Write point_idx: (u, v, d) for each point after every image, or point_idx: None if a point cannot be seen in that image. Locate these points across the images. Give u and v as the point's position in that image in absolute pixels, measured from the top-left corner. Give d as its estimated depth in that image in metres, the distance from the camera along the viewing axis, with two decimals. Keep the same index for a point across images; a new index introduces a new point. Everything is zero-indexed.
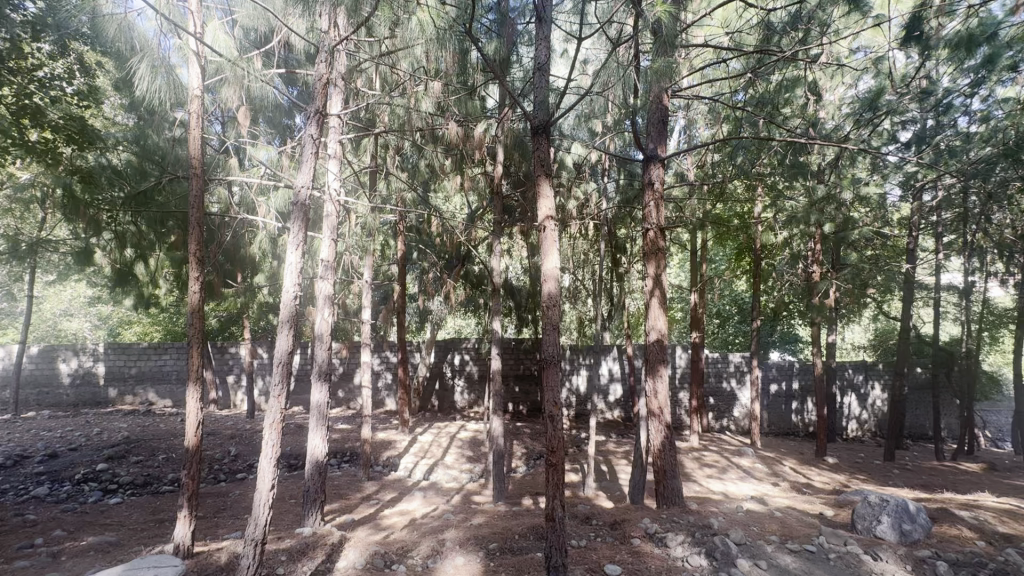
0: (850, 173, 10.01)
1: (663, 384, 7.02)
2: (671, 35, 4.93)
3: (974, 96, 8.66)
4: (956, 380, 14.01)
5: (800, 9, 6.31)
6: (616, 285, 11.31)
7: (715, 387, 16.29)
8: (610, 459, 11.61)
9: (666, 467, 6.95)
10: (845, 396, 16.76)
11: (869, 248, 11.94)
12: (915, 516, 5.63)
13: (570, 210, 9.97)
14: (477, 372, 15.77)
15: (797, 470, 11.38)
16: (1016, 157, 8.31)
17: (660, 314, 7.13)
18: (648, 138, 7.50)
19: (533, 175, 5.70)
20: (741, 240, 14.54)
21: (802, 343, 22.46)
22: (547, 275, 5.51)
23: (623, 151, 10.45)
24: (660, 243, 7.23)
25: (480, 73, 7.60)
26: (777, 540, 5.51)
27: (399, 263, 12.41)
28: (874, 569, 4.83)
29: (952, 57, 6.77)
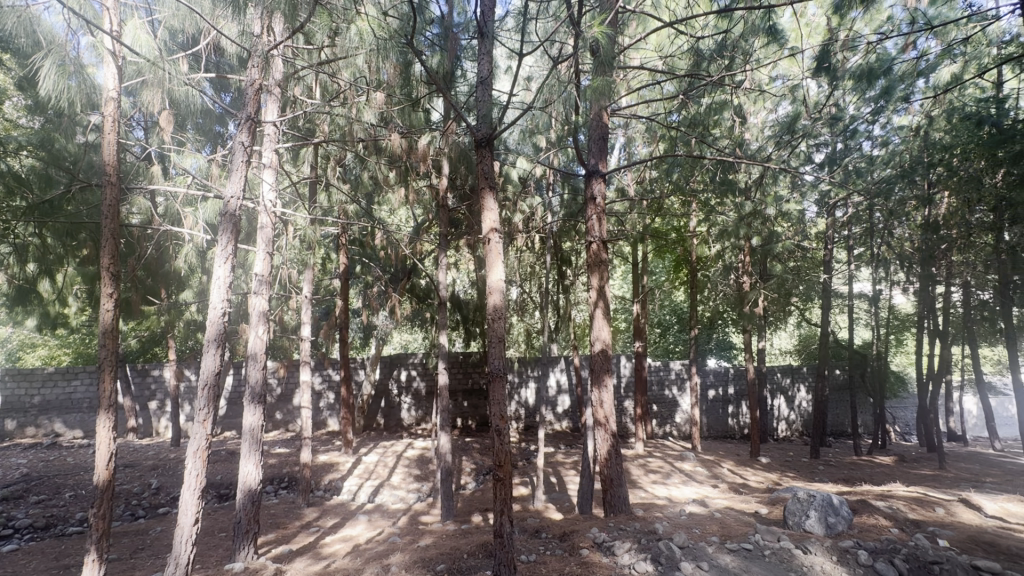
0: (773, 190, 10.80)
1: (608, 393, 7.15)
2: (608, 56, 5.09)
3: (876, 123, 9.58)
4: (868, 379, 15.31)
5: (725, 39, 6.88)
6: (562, 297, 11.56)
7: (658, 395, 16.85)
8: (559, 470, 11.68)
9: (613, 475, 7.06)
10: (775, 398, 17.87)
11: (792, 260, 12.89)
12: (838, 508, 6.04)
13: (515, 223, 10.12)
14: (425, 388, 15.41)
15: (734, 471, 11.94)
16: (912, 178, 9.65)
17: (604, 325, 7.32)
18: (590, 152, 7.70)
19: (478, 188, 5.74)
20: (678, 253, 15.25)
21: (736, 349, 23.79)
22: (491, 287, 5.50)
23: (566, 167, 10.70)
24: (603, 255, 7.41)
25: (424, 86, 7.51)
26: (717, 540, 5.71)
27: (341, 277, 11.98)
28: (804, 563, 5.09)
29: (856, 87, 7.50)
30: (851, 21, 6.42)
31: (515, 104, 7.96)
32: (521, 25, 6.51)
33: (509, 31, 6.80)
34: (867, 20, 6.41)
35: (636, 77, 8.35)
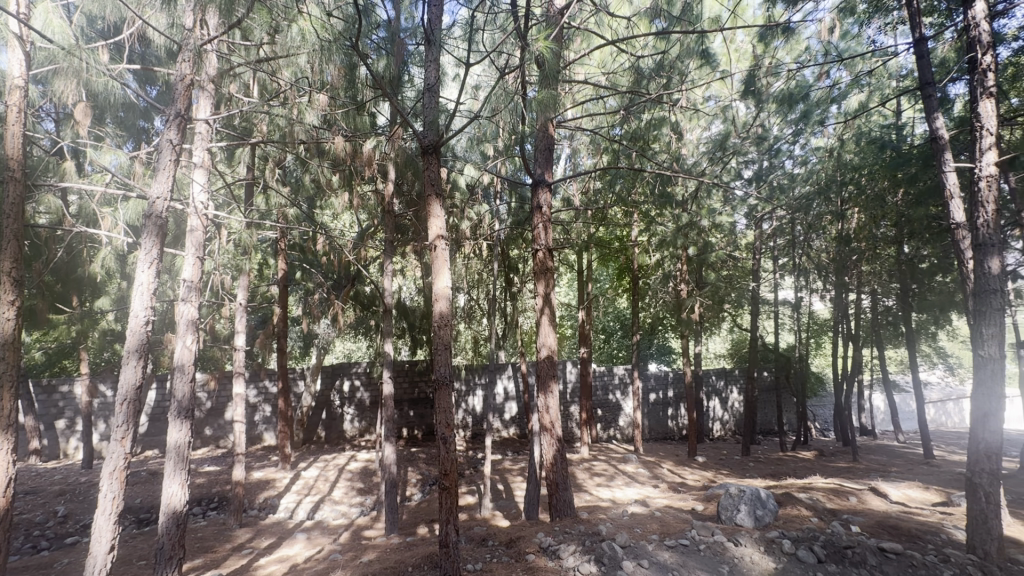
0: (707, 203, 11.46)
1: (554, 399, 7.26)
2: (553, 70, 5.24)
3: (796, 143, 10.44)
4: (792, 380, 16.46)
5: (664, 59, 7.23)
6: (510, 304, 11.64)
7: (602, 399, 17.28)
8: (506, 478, 11.69)
9: (558, 479, 7.18)
10: (710, 400, 18.84)
11: (725, 269, 13.72)
12: (765, 501, 6.45)
13: (463, 230, 10.13)
14: (369, 398, 14.94)
15: (673, 471, 12.45)
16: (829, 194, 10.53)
17: (550, 332, 7.43)
18: (536, 163, 7.85)
19: (424, 195, 5.71)
20: (621, 262, 15.79)
21: (675, 354, 24.88)
22: (438, 293, 5.48)
23: (513, 175, 10.86)
24: (549, 263, 7.55)
25: (369, 89, 7.40)
26: (657, 538, 5.93)
27: (280, 284, 11.44)
28: (735, 554, 5.40)
29: (779, 110, 8.14)
30: (774, 50, 6.99)
31: (461, 112, 8.00)
32: (470, 36, 6.58)
33: (457, 40, 6.84)
34: (788, 50, 6.99)
35: (581, 91, 8.59)
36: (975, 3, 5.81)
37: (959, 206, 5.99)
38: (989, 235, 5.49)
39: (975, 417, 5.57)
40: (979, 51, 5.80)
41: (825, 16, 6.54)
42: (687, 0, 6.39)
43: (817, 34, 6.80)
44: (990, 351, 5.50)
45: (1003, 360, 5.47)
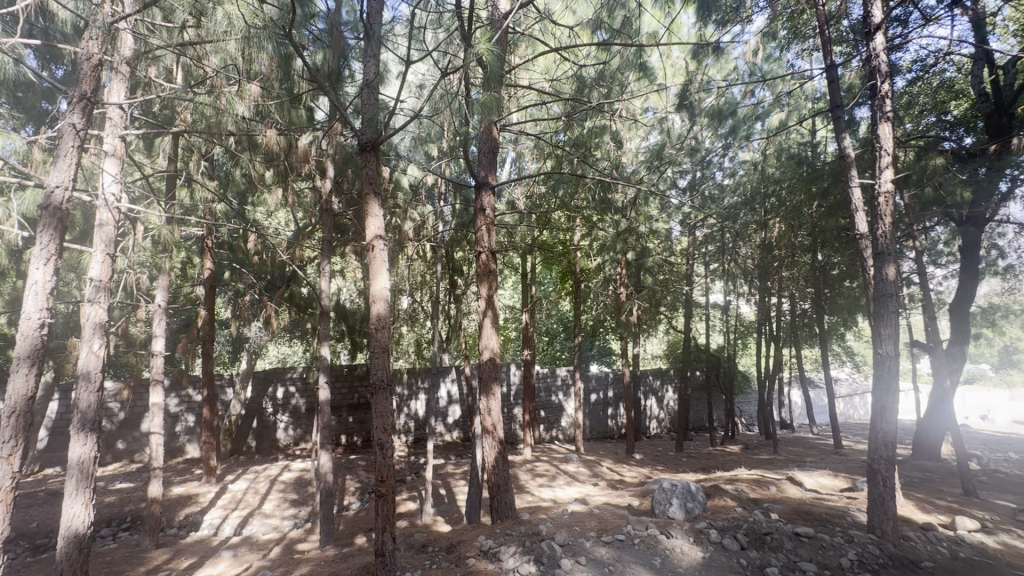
0: (645, 210, 11.94)
1: (496, 401, 7.25)
2: (497, 73, 5.25)
3: (726, 156, 11.09)
4: (722, 379, 17.45)
5: (605, 70, 7.44)
6: (453, 306, 11.51)
7: (545, 401, 17.49)
8: (449, 482, 11.55)
9: (499, 482, 7.18)
10: (648, 399, 19.59)
11: (662, 273, 14.32)
12: (695, 494, 6.79)
13: (406, 231, 9.73)
14: (304, 405, 14.21)
15: (612, 469, 12.82)
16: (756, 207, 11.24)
17: (493, 334, 7.42)
18: (480, 164, 7.81)
19: (362, 193, 5.69)
20: (564, 265, 16.08)
21: (615, 355, 25.66)
22: (375, 296, 5.42)
23: (457, 177, 10.85)
24: (491, 265, 7.54)
25: (306, 82, 7.10)
26: (594, 535, 6.07)
27: (205, 285, 10.69)
28: (667, 546, 5.63)
29: (710, 124, 8.62)
30: (706, 67, 7.41)
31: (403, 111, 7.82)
32: (413, 34, 6.47)
33: (400, 37, 6.71)
34: (718, 68, 7.43)
35: (525, 96, 8.67)
36: (875, 36, 6.42)
37: (863, 218, 6.59)
38: (887, 245, 6.10)
39: (875, 408, 6.13)
40: (879, 79, 6.44)
41: (751, 38, 7.03)
42: (627, 15, 6.65)
43: (744, 55, 7.27)
44: (887, 349, 6.09)
45: (898, 357, 6.08)
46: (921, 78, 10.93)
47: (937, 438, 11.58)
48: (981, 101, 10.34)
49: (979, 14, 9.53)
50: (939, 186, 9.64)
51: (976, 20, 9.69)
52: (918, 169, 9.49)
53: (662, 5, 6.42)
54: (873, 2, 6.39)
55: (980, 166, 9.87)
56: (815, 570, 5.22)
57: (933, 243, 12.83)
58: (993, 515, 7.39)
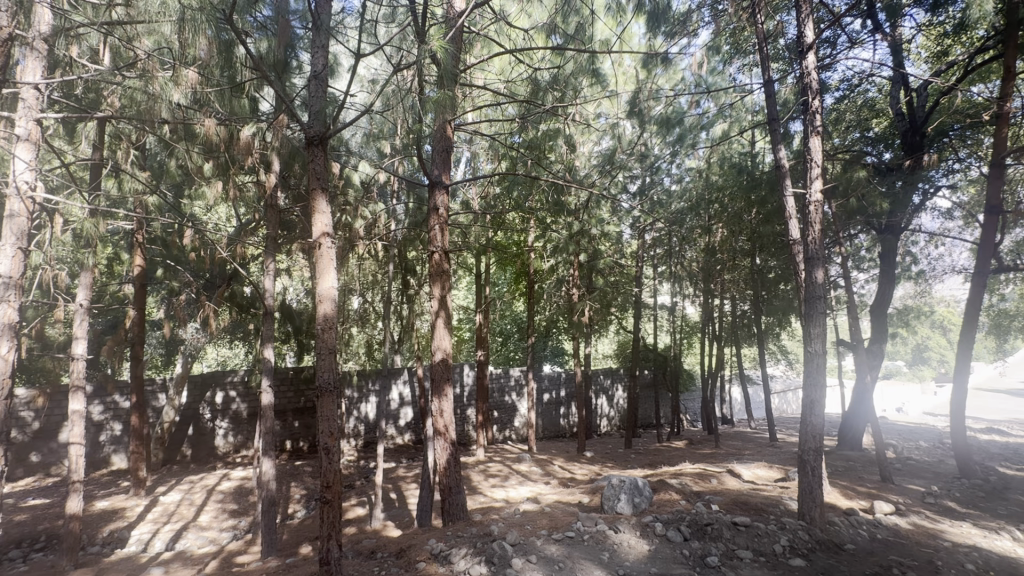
0: (597, 213, 12.21)
1: (448, 402, 7.18)
2: (450, 71, 5.20)
3: (673, 163, 11.56)
4: (668, 377, 18.11)
5: (559, 74, 7.53)
6: (406, 306, 11.30)
7: (498, 401, 17.51)
8: (399, 486, 11.33)
9: (451, 483, 7.12)
10: (599, 398, 20.05)
11: (612, 275, 14.72)
12: (642, 489, 7.01)
13: (357, 230, 9.47)
14: (246, 410, 13.54)
15: (564, 467, 13.02)
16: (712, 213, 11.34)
17: (445, 334, 7.34)
18: (433, 164, 7.71)
19: (309, 188, 5.51)
20: (518, 266, 16.17)
21: (567, 355, 26.11)
22: (322, 295, 5.31)
23: (411, 176, 10.72)
24: (444, 265, 7.45)
25: (250, 71, 6.75)
26: (545, 534, 6.14)
27: (135, 283, 9.96)
28: (615, 541, 5.78)
29: (659, 131, 8.93)
30: (655, 76, 7.69)
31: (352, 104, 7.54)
32: (365, 27, 6.29)
33: (350, 29, 6.52)
34: (666, 78, 7.71)
35: (480, 96, 8.67)
36: (808, 56, 6.87)
37: (796, 225, 7.03)
38: (817, 250, 6.53)
39: (806, 403, 6.56)
40: (810, 96, 6.90)
41: (696, 52, 7.40)
42: (581, 21, 6.81)
43: (690, 66, 7.60)
44: (816, 346, 6.52)
45: (826, 355, 6.53)
46: (847, 97, 11.81)
47: (859, 429, 12.53)
48: (898, 119, 11.28)
49: (896, 40, 10.40)
50: (862, 197, 10.44)
51: (894, 46, 10.58)
52: (844, 181, 10.24)
53: (613, 14, 6.56)
54: (805, 23, 6.82)
55: (897, 179, 10.78)
56: (751, 557, 5.52)
57: (857, 249, 13.89)
58: (905, 498, 8.08)
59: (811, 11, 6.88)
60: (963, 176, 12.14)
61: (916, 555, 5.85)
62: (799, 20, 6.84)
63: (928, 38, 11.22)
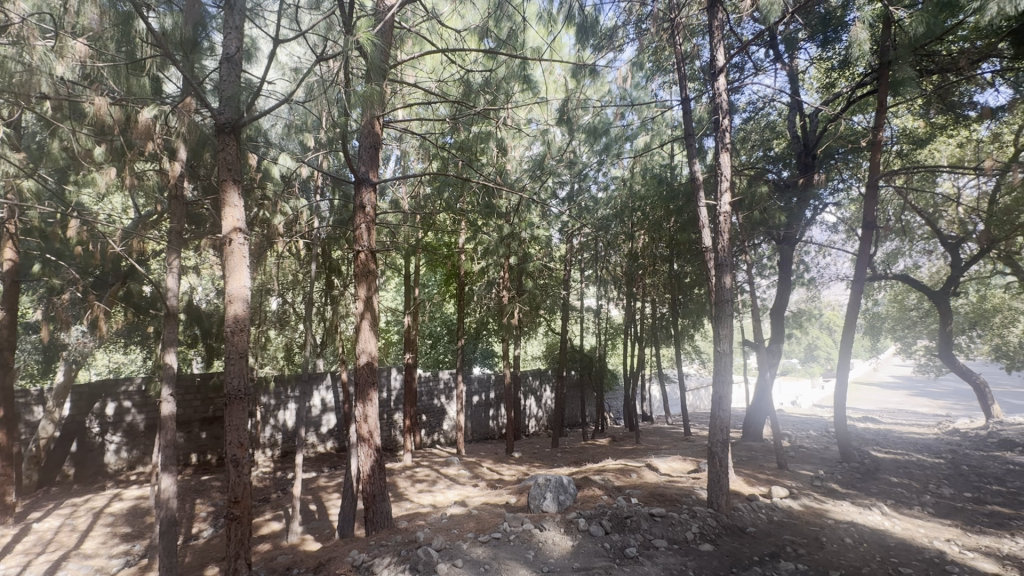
0: (527, 217, 12.43)
1: (373, 407, 6.93)
2: (379, 64, 5.05)
3: (599, 171, 12.03)
4: (593, 377, 18.76)
5: (491, 77, 7.58)
6: (329, 308, 10.78)
7: (427, 405, 17.17)
8: (320, 497, 10.77)
9: (375, 491, 6.89)
10: (528, 399, 20.32)
11: (541, 278, 15.02)
12: (566, 487, 7.22)
13: (276, 226, 9.01)
14: (143, 422, 12.21)
15: (492, 469, 13.08)
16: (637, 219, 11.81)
17: (371, 337, 7.07)
18: (360, 160, 7.42)
19: (219, 180, 5.37)
20: (448, 268, 16.02)
21: (497, 357, 26.24)
22: (233, 295, 5.18)
23: (337, 172, 10.32)
24: (371, 265, 7.18)
25: (152, 48, 6.13)
26: (471, 536, 6.11)
27: (5, 280, 8.66)
28: (541, 539, 5.89)
29: (586, 139, 9.24)
30: (584, 87, 7.97)
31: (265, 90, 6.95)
32: (284, 11, 5.91)
33: (270, 12, 6.14)
34: (594, 90, 8.00)
35: (411, 94, 8.47)
36: (719, 78, 7.42)
37: (708, 234, 7.56)
38: (725, 257, 7.08)
39: (714, 399, 7.08)
40: (721, 115, 7.48)
41: (622, 67, 7.81)
42: (513, 27, 6.88)
43: (617, 79, 7.96)
44: (725, 346, 7.07)
45: (732, 354, 7.09)
46: (753, 118, 12.93)
47: (761, 422, 13.71)
48: (794, 142, 12.53)
49: (794, 70, 11.54)
50: (764, 210, 11.48)
51: (792, 74, 11.73)
52: (750, 195, 11.20)
53: (545, 22, 6.72)
54: (717, 48, 7.37)
55: (793, 195, 11.95)
56: (666, 545, 5.86)
57: (760, 257, 15.25)
58: (798, 482, 8.97)
59: (722, 37, 7.45)
60: (845, 194, 13.75)
61: (806, 533, 6.51)
62: (711, 44, 7.38)
63: (820, 70, 12.59)
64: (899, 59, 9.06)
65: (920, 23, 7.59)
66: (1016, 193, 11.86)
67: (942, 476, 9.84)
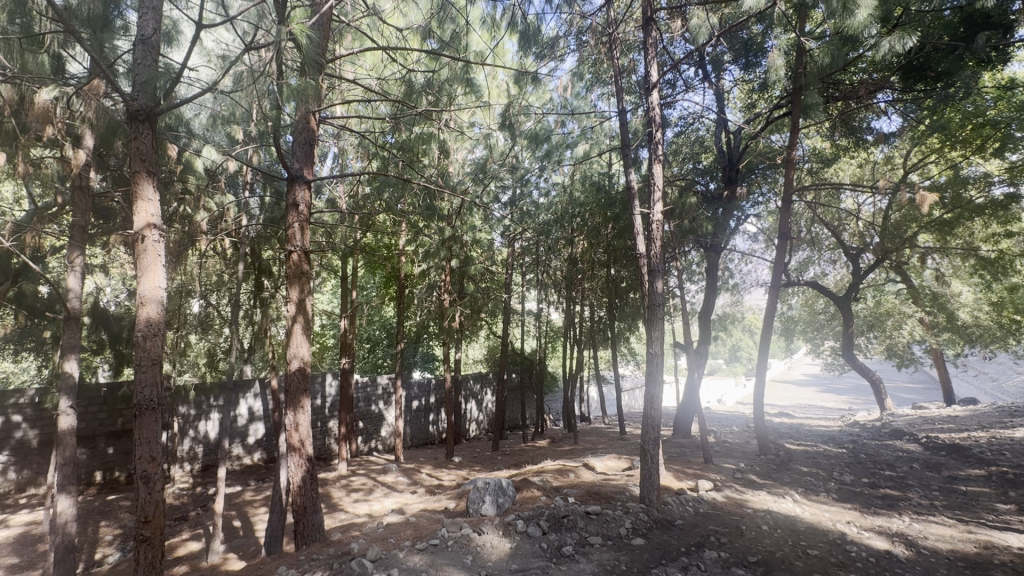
0: (469, 220, 12.41)
1: (304, 415, 6.62)
2: (315, 57, 4.84)
3: (541, 177, 12.25)
4: (534, 379, 18.98)
5: (434, 79, 7.49)
6: (258, 311, 10.18)
7: (364, 411, 16.60)
8: (245, 512, 10.11)
9: (306, 503, 6.57)
10: (469, 403, 20.22)
11: (483, 281, 15.01)
12: (505, 489, 7.25)
13: (199, 224, 8.38)
14: (37, 438, 10.91)
15: (431, 474, 12.88)
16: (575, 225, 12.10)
17: (303, 341, 6.74)
18: (293, 156, 7.05)
19: (130, 171, 4.93)
20: (388, 270, 15.65)
21: (438, 361, 25.93)
22: (146, 296, 4.80)
23: (268, 168, 9.78)
24: (304, 266, 6.84)
25: (53, 22, 5.52)
26: (408, 544, 6.00)
27: None
28: (479, 543, 5.87)
29: (528, 145, 9.39)
30: (526, 94, 8.10)
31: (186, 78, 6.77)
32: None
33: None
34: (536, 96, 8.15)
35: (350, 91, 8.20)
36: (653, 93, 7.80)
37: (642, 241, 7.88)
38: (658, 262, 7.44)
39: (647, 398, 7.38)
40: (654, 128, 7.86)
41: (563, 76, 8.03)
42: (456, 30, 6.77)
43: (558, 88, 8.26)
44: (656, 348, 7.39)
45: (663, 355, 7.43)
46: (684, 132, 13.69)
47: (690, 419, 14.47)
48: (720, 156, 13.40)
49: (720, 89, 12.37)
50: (693, 219, 12.18)
51: (719, 94, 12.57)
52: (681, 205, 11.85)
53: (488, 28, 6.71)
54: (651, 64, 7.73)
55: (719, 207, 12.77)
56: (601, 542, 6.04)
57: (689, 264, 16.16)
58: (722, 475, 9.57)
59: (655, 54, 7.83)
60: (764, 207, 14.91)
61: (728, 523, 6.95)
62: (646, 60, 7.74)
63: (743, 91, 13.56)
64: (810, 86, 9.95)
65: (826, 54, 8.40)
66: (905, 210, 13.37)
67: (844, 465, 10.87)
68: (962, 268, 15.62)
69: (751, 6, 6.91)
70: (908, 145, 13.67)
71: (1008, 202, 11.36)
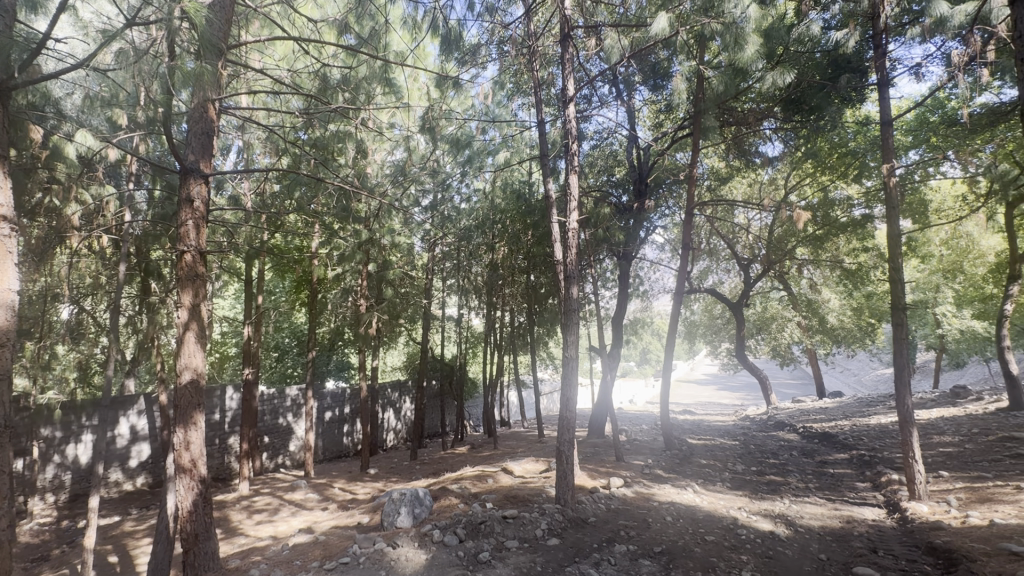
0: (387, 223, 12.04)
1: (197, 432, 6.00)
2: (213, 40, 4.42)
3: (462, 182, 12.21)
4: (454, 386, 18.79)
5: (351, 76, 7.21)
6: (144, 316, 9.10)
7: (270, 425, 15.40)
8: (124, 545, 8.93)
9: (198, 530, 5.93)
10: (386, 412, 19.53)
11: (403, 286, 14.64)
12: (422, 499, 7.09)
13: (70, 217, 7.34)
14: None
15: (344, 489, 12.26)
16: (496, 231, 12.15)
17: (197, 350, 6.10)
18: (188, 148, 6.38)
19: None
20: (299, 273, 14.74)
21: (353, 370, 24.80)
22: None
23: (157, 159, 8.81)
24: (199, 268, 6.20)
25: None
26: (316, 565, 5.65)
27: None
28: (393, 556, 5.66)
29: (449, 151, 9.34)
30: (448, 99, 8.07)
31: (54, 53, 6.07)
32: None
33: None
34: (458, 102, 8.16)
35: (257, 81, 7.64)
36: (569, 107, 8.10)
37: (559, 248, 8.10)
38: (573, 269, 7.72)
39: (562, 401, 7.60)
40: (571, 140, 8.14)
41: (484, 84, 8.12)
42: (375, 27, 6.58)
43: (479, 94, 8.53)
44: (571, 352, 7.65)
45: (578, 359, 7.70)
46: (599, 146, 14.39)
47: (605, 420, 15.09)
48: (631, 170, 14.22)
49: (631, 107, 13.17)
50: (607, 229, 12.81)
51: (630, 111, 13.36)
52: (596, 215, 12.42)
53: (409, 28, 6.61)
54: (568, 78, 8.02)
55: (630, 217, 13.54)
56: (517, 545, 6.10)
57: (603, 271, 16.95)
58: (631, 472, 10.10)
59: (572, 69, 8.15)
60: (670, 219, 16.05)
61: (636, 517, 7.34)
62: (563, 74, 8.02)
63: (652, 110, 14.54)
64: (708, 111, 10.91)
65: (721, 83, 9.28)
66: (786, 226, 15.07)
67: (737, 456, 11.93)
68: (830, 278, 17.89)
69: (657, 33, 7.44)
70: (788, 168, 15.46)
71: (864, 221, 13.22)
